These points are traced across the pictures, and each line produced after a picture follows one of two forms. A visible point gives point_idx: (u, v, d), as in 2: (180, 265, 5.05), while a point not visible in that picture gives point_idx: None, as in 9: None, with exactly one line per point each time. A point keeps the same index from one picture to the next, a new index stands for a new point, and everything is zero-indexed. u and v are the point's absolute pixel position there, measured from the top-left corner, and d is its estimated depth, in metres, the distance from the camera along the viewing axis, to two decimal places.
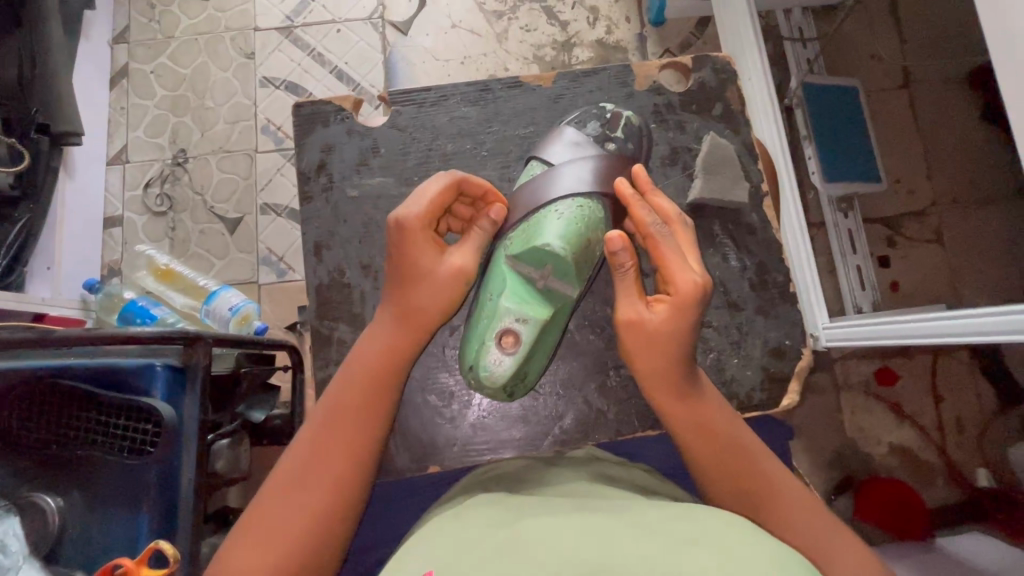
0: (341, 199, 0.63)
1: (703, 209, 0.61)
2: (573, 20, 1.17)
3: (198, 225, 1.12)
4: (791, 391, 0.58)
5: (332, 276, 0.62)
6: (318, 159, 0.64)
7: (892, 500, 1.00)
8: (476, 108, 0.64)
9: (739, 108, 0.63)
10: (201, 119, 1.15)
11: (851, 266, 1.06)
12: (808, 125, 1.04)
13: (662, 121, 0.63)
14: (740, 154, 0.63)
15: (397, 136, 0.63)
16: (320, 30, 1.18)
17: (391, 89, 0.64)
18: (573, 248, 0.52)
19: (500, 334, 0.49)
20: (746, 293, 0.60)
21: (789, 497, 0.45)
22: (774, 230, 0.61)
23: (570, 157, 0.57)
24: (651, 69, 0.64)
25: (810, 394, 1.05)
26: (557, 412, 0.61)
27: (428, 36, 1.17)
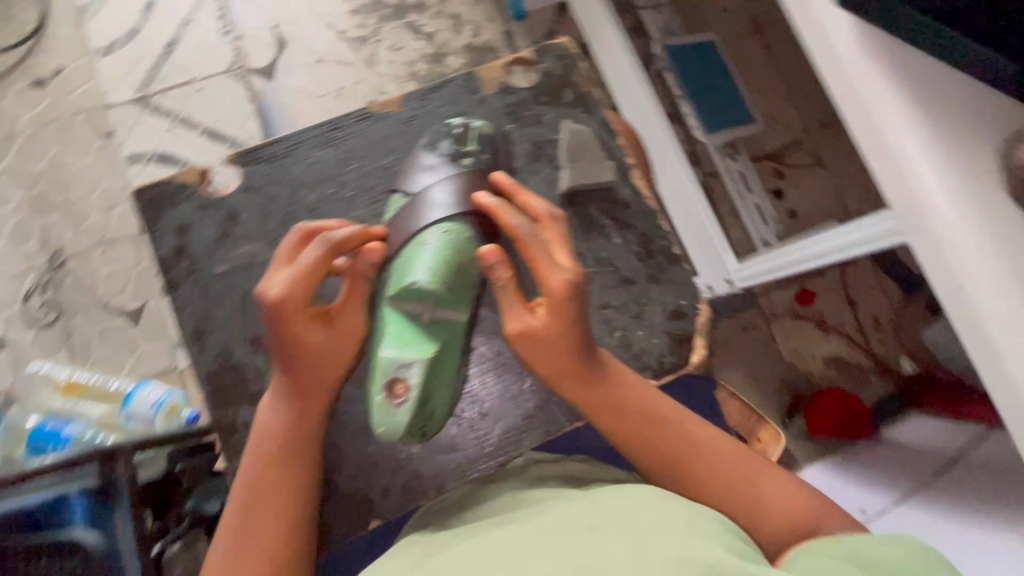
0: (210, 278, 0.60)
1: (577, 196, 0.59)
2: (438, 30, 1.17)
3: (96, 326, 1.03)
4: (699, 349, 0.57)
5: (220, 361, 0.58)
6: (175, 243, 0.60)
7: (838, 408, 1.05)
8: (329, 149, 0.61)
9: (588, 89, 0.62)
10: (70, 214, 1.06)
11: (750, 204, 1.13)
12: (678, 85, 1.08)
13: (518, 119, 0.61)
14: (601, 133, 0.61)
15: (253, 199, 0.60)
16: (180, 93, 1.12)
17: (237, 150, 0.61)
18: (444, 275, 0.49)
19: (388, 384, 0.45)
20: (636, 268, 0.58)
21: (706, 453, 0.48)
22: (649, 200, 0.60)
23: (427, 182, 0.54)
24: (496, 71, 0.62)
25: (744, 331, 1.12)
26: (484, 433, 0.59)
27: (296, 76, 1.14)
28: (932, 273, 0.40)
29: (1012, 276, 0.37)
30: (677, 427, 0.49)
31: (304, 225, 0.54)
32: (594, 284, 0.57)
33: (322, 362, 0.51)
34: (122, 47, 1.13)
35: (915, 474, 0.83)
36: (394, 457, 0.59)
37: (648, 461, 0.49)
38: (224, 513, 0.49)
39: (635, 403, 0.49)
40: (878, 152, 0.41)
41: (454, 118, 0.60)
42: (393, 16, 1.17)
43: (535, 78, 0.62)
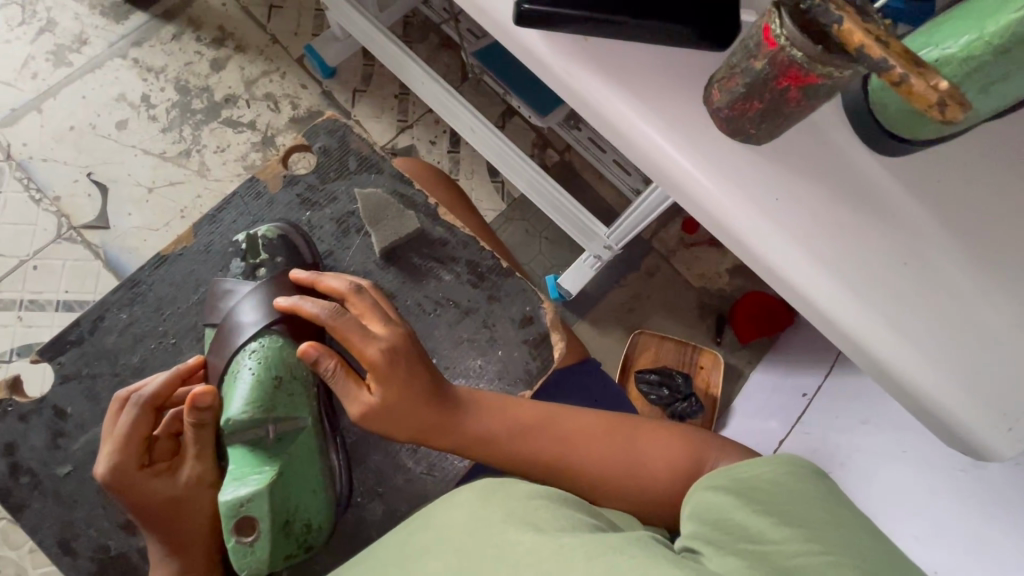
0: (55, 482, 0.57)
1: (396, 252, 0.61)
2: (257, 115, 1.15)
3: (23, 548, 0.95)
4: (557, 341, 0.60)
5: (99, 558, 0.56)
6: (6, 464, 0.57)
7: (755, 310, 1.12)
8: (137, 306, 0.59)
9: (370, 149, 0.63)
10: None
11: (609, 162, 1.16)
12: (500, 83, 1.11)
13: (312, 204, 0.62)
14: (394, 186, 0.62)
15: (73, 387, 0.58)
16: (14, 278, 1.05)
17: (41, 346, 0.59)
18: (263, 398, 0.50)
19: (237, 525, 0.44)
20: (473, 295, 0.60)
21: (577, 440, 0.50)
22: (463, 229, 0.61)
23: (232, 304, 0.55)
24: (276, 167, 0.63)
25: (648, 278, 1.17)
26: (390, 507, 0.58)
27: (131, 214, 1.09)
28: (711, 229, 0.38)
29: (771, 207, 0.36)
30: (546, 431, 0.51)
31: (123, 391, 0.52)
32: (440, 327, 0.59)
33: (182, 521, 0.49)
34: None
35: (826, 353, 0.86)
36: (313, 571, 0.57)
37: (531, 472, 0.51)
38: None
39: (497, 427, 0.51)
40: (611, 131, 0.38)
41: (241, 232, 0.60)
42: (207, 119, 1.14)
43: (315, 159, 0.63)
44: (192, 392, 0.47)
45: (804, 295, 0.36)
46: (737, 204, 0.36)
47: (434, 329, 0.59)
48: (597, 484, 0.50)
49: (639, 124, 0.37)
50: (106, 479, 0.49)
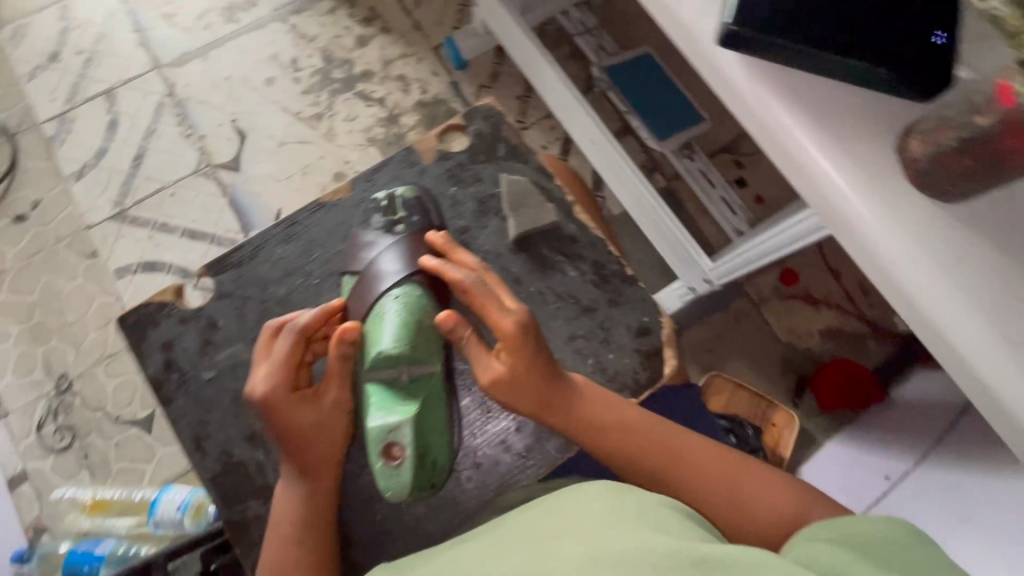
0: (199, 385, 0.62)
1: (530, 239, 0.63)
2: (388, 93, 1.22)
3: (112, 441, 1.05)
4: (669, 359, 0.61)
5: (222, 462, 0.61)
6: (162, 359, 0.63)
7: (843, 379, 1.07)
8: (290, 244, 0.65)
9: (518, 140, 0.67)
10: (69, 337, 1.09)
11: (716, 198, 1.16)
12: (623, 100, 1.14)
13: (460, 179, 0.66)
14: (537, 177, 0.66)
15: (226, 304, 0.64)
16: (155, 201, 1.16)
17: (205, 263, 0.65)
18: (408, 339, 0.53)
19: (384, 450, 0.49)
20: (594, 294, 0.62)
21: (683, 455, 0.51)
22: (594, 231, 0.64)
23: (373, 255, 0.59)
24: (432, 140, 0.67)
25: (735, 322, 1.13)
26: (484, 482, 0.59)
27: (262, 163, 1.18)
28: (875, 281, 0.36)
29: (948, 275, 0.34)
30: (653, 435, 0.51)
31: (274, 320, 0.57)
32: (559, 319, 0.61)
33: (319, 444, 0.53)
34: (92, 168, 1.17)
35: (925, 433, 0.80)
36: (401, 524, 0.58)
37: (635, 473, 0.51)
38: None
39: (608, 422, 0.52)
40: (788, 164, 0.38)
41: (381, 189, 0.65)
42: (344, 88, 1.22)
43: (468, 141, 0.67)
44: (343, 326, 0.53)
45: (973, 371, 0.34)
46: (916, 262, 0.35)
47: (551, 320, 0.61)
48: (697, 501, 0.50)
49: (820, 161, 0.36)
50: (260, 396, 0.53)
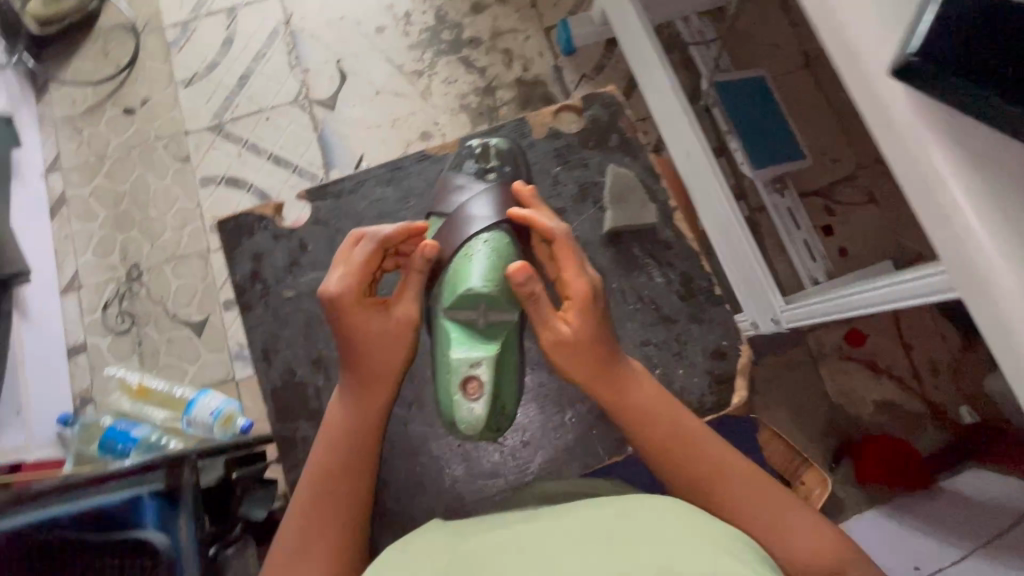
0: (280, 301, 0.65)
1: (619, 235, 0.66)
2: (490, 64, 1.22)
3: (165, 336, 1.11)
4: (740, 388, 0.62)
5: (284, 377, 0.63)
6: (250, 269, 0.66)
7: (889, 456, 1.01)
8: (391, 187, 0.68)
9: (633, 134, 0.69)
10: (148, 230, 1.16)
11: (798, 241, 1.11)
12: (727, 120, 1.08)
13: (566, 162, 0.68)
14: (644, 177, 0.68)
15: (320, 230, 0.66)
16: (250, 120, 1.21)
17: (310, 187, 0.68)
18: (496, 278, 0.54)
19: (463, 382, 0.50)
20: (677, 305, 0.64)
21: (734, 470, 0.49)
22: (690, 241, 0.66)
23: (465, 198, 0.60)
24: (546, 118, 0.70)
25: (785, 371, 1.09)
26: (527, 460, 0.62)
27: (355, 106, 1.20)
28: (1005, 364, 0.34)
29: None
30: (697, 435, 0.50)
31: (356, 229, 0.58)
32: (636, 321, 0.63)
33: (380, 358, 0.53)
34: (201, 78, 1.23)
35: None
36: (439, 478, 0.62)
37: (674, 473, 0.49)
38: (298, 496, 0.52)
39: (657, 414, 0.50)
40: (933, 214, 0.36)
41: (472, 139, 0.67)
42: (448, 51, 1.23)
43: (582, 124, 0.70)
44: (422, 245, 0.55)
45: None
46: None
47: (628, 321, 0.63)
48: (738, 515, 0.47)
49: (971, 220, 0.34)
50: (332, 296, 0.53)
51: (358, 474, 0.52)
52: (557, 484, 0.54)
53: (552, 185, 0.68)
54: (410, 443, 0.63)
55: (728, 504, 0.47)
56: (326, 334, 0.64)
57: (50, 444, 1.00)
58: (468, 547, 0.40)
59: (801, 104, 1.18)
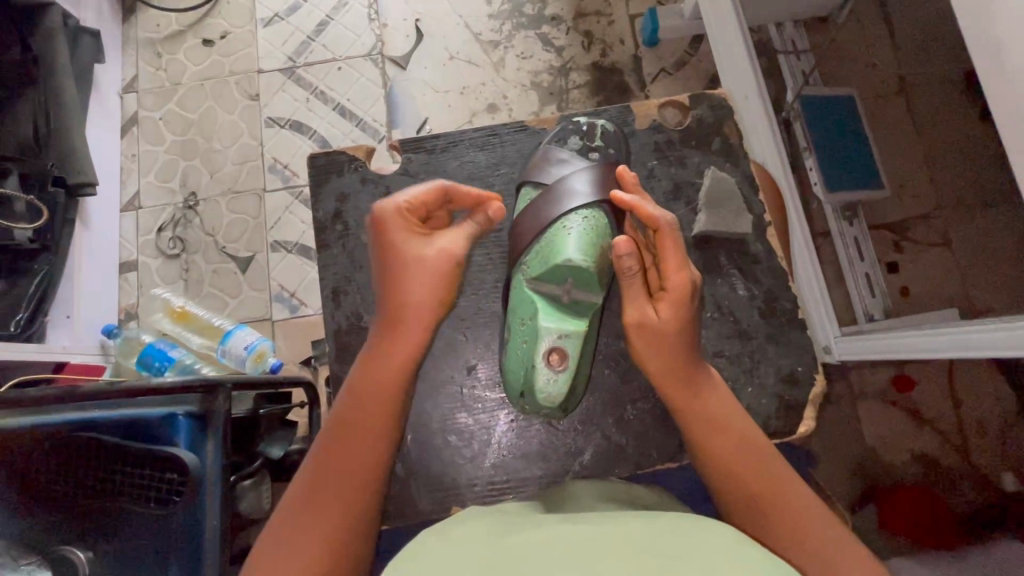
0: (357, 245, 0.65)
1: (708, 240, 0.63)
2: (568, 45, 1.19)
3: (211, 266, 1.13)
4: (807, 418, 0.60)
5: (350, 321, 0.63)
6: (333, 208, 0.66)
7: (916, 509, 0.98)
8: (484, 152, 0.67)
9: (737, 140, 0.67)
10: (210, 162, 1.18)
11: (859, 273, 1.05)
12: (807, 138, 1.05)
13: (664, 156, 0.66)
14: (741, 183, 0.66)
15: (407, 181, 0.66)
16: (321, 69, 1.21)
17: (402, 138, 0.67)
18: (593, 255, 0.53)
19: (550, 354, 0.49)
20: (757, 322, 0.62)
21: (793, 497, 0.46)
22: (779, 258, 0.64)
23: (565, 173, 0.59)
24: (650, 109, 0.68)
25: (826, 404, 1.05)
26: (576, 448, 0.61)
27: (426, 69, 1.19)
28: None
29: None
30: (764, 453, 0.48)
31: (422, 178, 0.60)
32: (711, 330, 0.61)
33: (413, 277, 0.53)
34: (280, 20, 1.23)
35: None
36: (485, 449, 0.61)
37: (733, 488, 0.48)
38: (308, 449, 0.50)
39: (724, 427, 0.50)
40: None
41: (578, 116, 0.66)
42: (528, 25, 1.20)
43: (687, 122, 0.67)
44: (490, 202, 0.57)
45: None
46: None
47: (704, 328, 0.61)
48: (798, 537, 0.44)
49: None
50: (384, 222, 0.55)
51: (382, 416, 0.50)
52: (601, 481, 0.53)
53: (645, 178, 0.65)
54: (464, 407, 0.62)
55: (791, 526, 0.45)
56: None
57: (95, 351, 1.04)
58: (507, 545, 0.39)
59: (891, 132, 1.12)
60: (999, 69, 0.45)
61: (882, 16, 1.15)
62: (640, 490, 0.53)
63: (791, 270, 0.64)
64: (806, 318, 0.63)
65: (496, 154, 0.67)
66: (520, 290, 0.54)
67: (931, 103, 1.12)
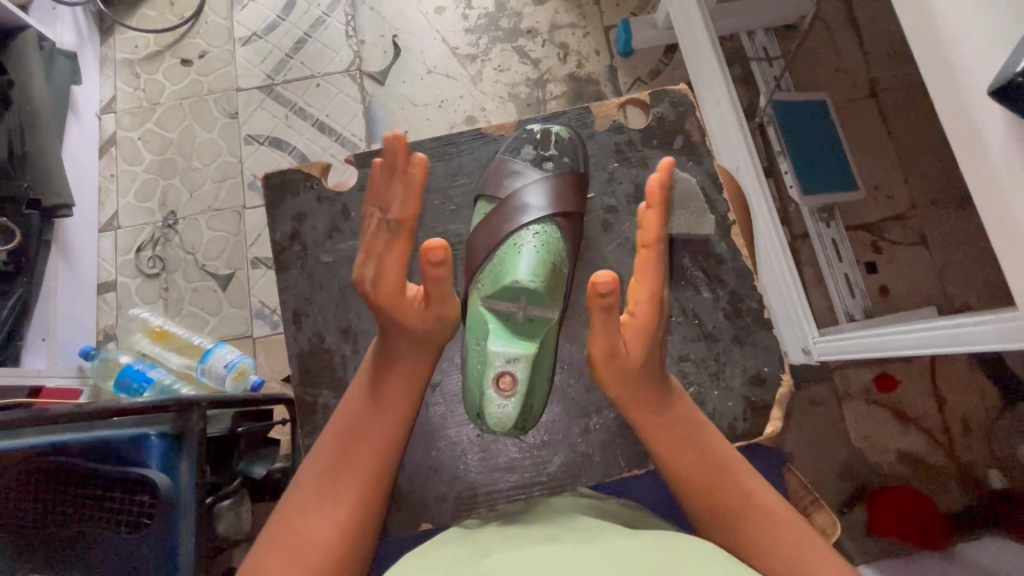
0: (316, 265, 0.65)
1: (671, 242, 0.64)
2: (544, 57, 1.20)
3: (191, 285, 1.13)
4: (774, 420, 0.60)
5: (312, 342, 0.63)
6: (290, 229, 0.66)
7: (905, 512, 0.97)
8: (442, 162, 0.67)
9: (699, 138, 0.67)
10: (189, 180, 1.18)
11: (839, 275, 1.06)
12: (781, 142, 1.05)
13: (624, 158, 0.66)
14: (703, 183, 0.66)
15: (365, 198, 0.66)
16: (300, 85, 1.21)
17: (359, 152, 0.67)
18: (543, 275, 0.53)
19: (497, 378, 0.48)
20: (722, 324, 0.62)
21: (757, 505, 0.47)
22: (743, 257, 0.64)
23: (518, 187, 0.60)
24: (610, 109, 0.68)
25: (810, 408, 1.05)
26: (543, 459, 0.61)
27: (405, 84, 1.20)
28: None
29: None
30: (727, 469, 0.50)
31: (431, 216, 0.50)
32: (676, 334, 0.62)
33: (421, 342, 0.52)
34: (259, 39, 1.24)
35: None
36: (453, 465, 0.60)
37: (699, 503, 0.49)
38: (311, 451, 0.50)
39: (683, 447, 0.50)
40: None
41: (531, 122, 0.67)
42: (505, 39, 1.22)
43: (648, 121, 0.68)
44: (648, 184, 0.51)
45: None
46: None
47: (668, 333, 0.62)
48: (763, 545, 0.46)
49: None
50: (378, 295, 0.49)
51: (388, 426, 0.50)
52: (567, 498, 0.53)
53: (606, 182, 0.66)
54: (429, 423, 0.61)
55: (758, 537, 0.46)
56: (357, 305, 0.63)
57: (71, 374, 1.02)
58: (485, 565, 0.39)
59: (862, 134, 1.14)
60: (940, 61, 0.45)
61: (848, 22, 1.18)
62: (606, 505, 0.53)
63: (755, 270, 0.64)
64: (772, 318, 0.63)
65: (454, 164, 0.67)
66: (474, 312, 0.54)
67: (901, 105, 1.14)
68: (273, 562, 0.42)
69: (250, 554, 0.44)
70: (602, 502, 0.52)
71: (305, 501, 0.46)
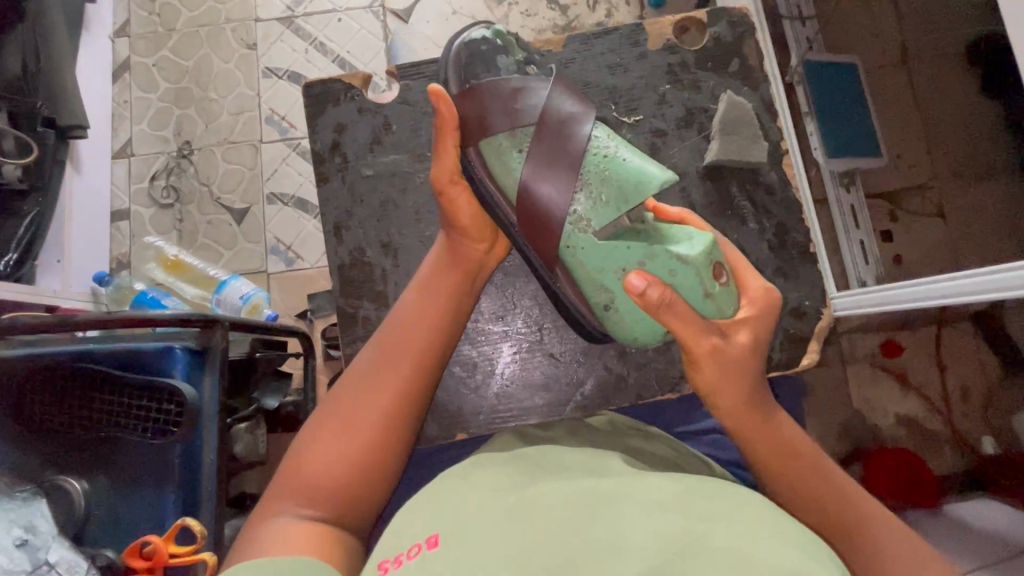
0: (357, 178, 0.65)
1: (719, 169, 0.67)
2: (573, 3, 1.17)
3: (206, 217, 1.12)
4: (812, 351, 0.66)
5: (352, 256, 0.65)
6: (331, 139, 0.66)
7: (900, 470, 0.97)
8: None
9: (756, 62, 0.68)
10: (205, 110, 1.15)
11: (854, 240, 1.06)
12: (809, 100, 1.03)
13: (677, 80, 0.67)
14: (757, 107, 0.68)
15: (407, 111, 0.65)
16: (321, 19, 1.18)
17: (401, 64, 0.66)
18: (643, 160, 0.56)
19: (714, 270, 0.51)
20: (767, 257, 0.66)
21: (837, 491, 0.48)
22: (793, 190, 0.67)
23: (527, 92, 0.55)
24: (664, 29, 0.68)
25: (819, 367, 1.07)
26: (578, 379, 0.65)
27: (428, 22, 1.17)
28: None
29: None
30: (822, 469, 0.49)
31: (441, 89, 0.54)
32: None
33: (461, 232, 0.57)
34: None
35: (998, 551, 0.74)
36: (489, 381, 0.65)
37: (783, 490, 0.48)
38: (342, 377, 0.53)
39: (772, 442, 0.48)
40: None
41: (477, 31, 0.59)
42: None
43: (705, 43, 0.69)
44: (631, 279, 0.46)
45: None
46: None
47: None
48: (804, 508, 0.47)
49: None
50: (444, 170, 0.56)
51: (431, 334, 0.53)
52: (621, 418, 0.57)
53: (657, 105, 0.67)
54: (468, 341, 0.65)
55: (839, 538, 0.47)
56: (398, 221, 0.65)
57: (85, 298, 1.02)
58: (529, 496, 0.37)
59: (890, 98, 1.13)
60: None
61: None
62: (650, 443, 0.52)
63: (803, 202, 0.67)
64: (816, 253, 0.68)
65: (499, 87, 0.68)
66: (579, 257, 0.53)
67: (931, 73, 1.12)
68: (328, 444, 0.48)
69: (303, 436, 0.50)
70: (648, 445, 0.51)
71: (355, 394, 0.50)
